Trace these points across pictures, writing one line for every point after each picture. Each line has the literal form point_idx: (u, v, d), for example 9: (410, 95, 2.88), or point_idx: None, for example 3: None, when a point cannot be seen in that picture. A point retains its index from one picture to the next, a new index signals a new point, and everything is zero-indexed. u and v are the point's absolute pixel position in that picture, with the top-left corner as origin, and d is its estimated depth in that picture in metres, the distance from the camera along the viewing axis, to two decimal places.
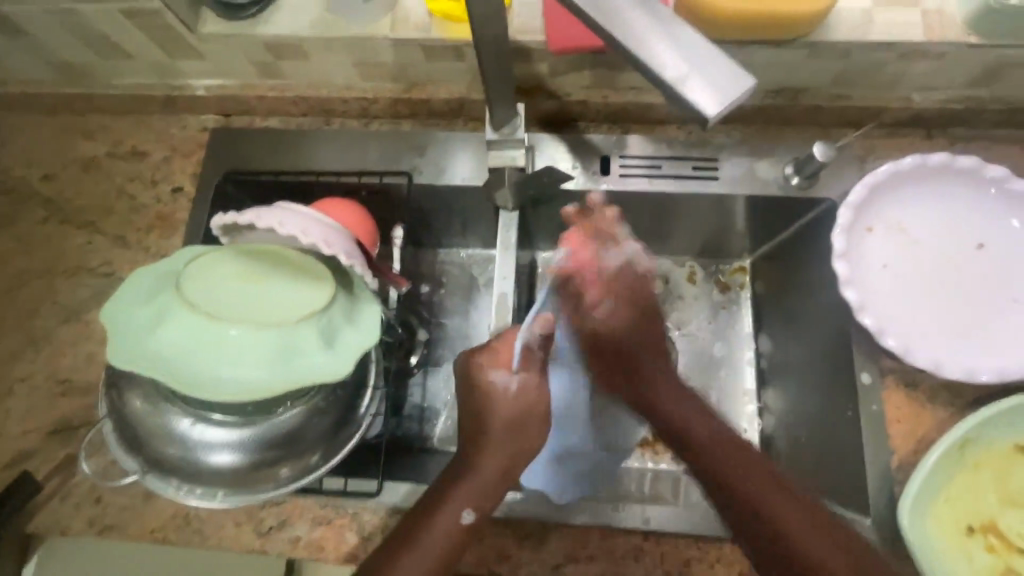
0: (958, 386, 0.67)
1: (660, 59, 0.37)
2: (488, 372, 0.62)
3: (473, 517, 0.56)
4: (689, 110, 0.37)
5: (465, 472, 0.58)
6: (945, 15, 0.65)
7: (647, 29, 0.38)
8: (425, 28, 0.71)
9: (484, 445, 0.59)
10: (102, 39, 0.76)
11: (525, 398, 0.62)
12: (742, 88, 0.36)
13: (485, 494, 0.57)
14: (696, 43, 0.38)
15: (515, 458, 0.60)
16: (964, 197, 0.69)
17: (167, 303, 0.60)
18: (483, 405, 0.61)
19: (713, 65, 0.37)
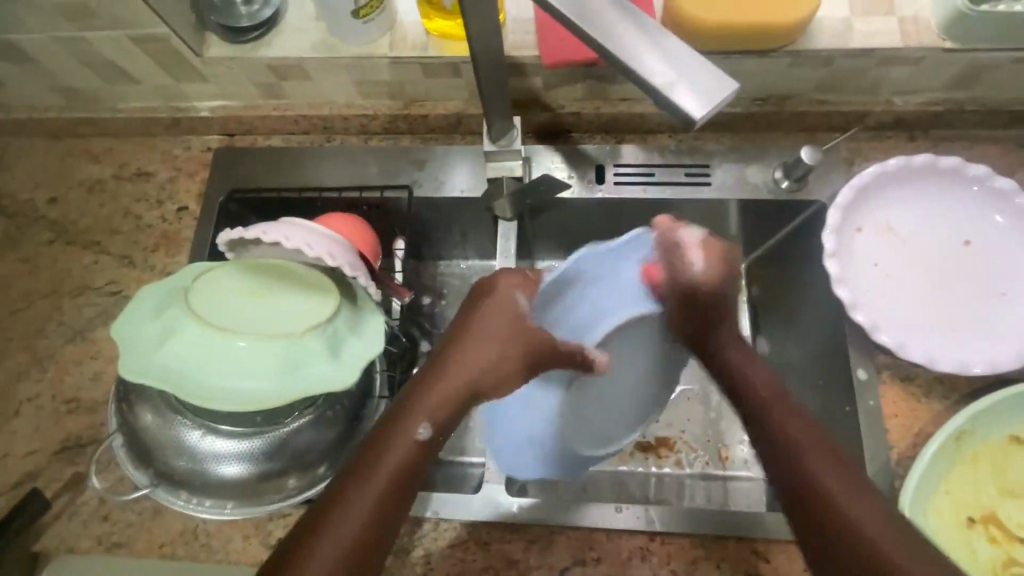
0: (952, 379, 0.68)
1: (649, 69, 0.39)
2: (523, 291, 0.58)
3: (430, 437, 0.50)
4: (676, 115, 0.39)
5: (434, 391, 0.52)
6: (920, 22, 0.67)
7: (636, 40, 0.40)
8: (422, 47, 0.74)
9: (463, 362, 0.54)
10: (109, 64, 0.78)
11: (521, 323, 0.56)
12: (726, 93, 0.38)
13: (450, 416, 0.52)
14: (681, 52, 0.39)
15: (494, 381, 0.54)
16: (948, 195, 0.71)
17: (175, 318, 0.61)
18: (480, 320, 0.56)
19: (698, 72, 0.39)
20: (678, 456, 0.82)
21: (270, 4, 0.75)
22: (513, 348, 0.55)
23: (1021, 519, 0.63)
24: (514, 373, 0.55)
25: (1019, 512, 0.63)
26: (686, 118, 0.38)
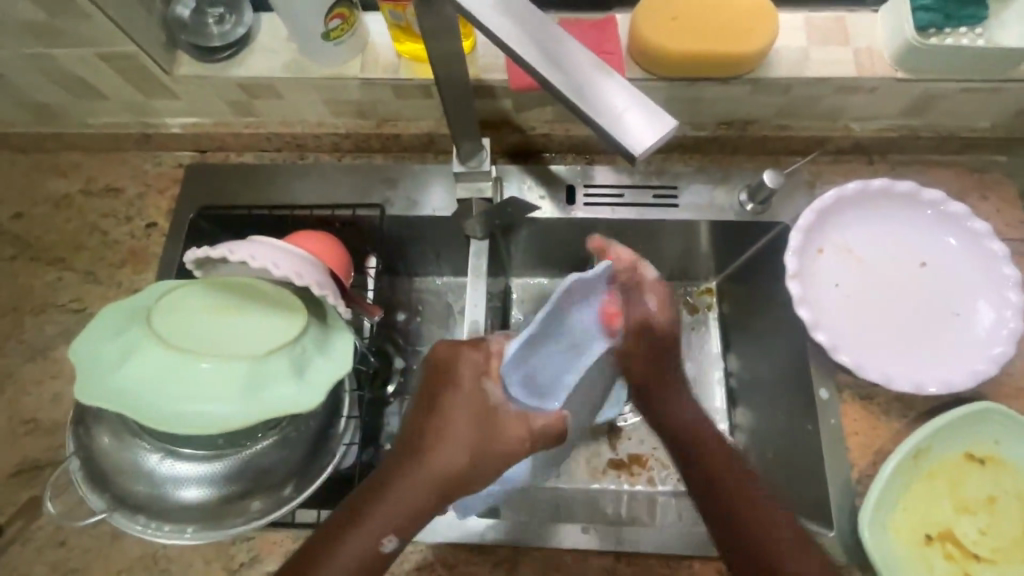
0: (909, 398, 0.69)
1: (594, 105, 0.40)
2: (486, 381, 0.59)
3: (393, 544, 0.53)
4: (619, 152, 0.39)
5: (404, 488, 0.55)
6: (875, 52, 0.70)
7: (582, 77, 0.41)
8: (393, 69, 0.75)
9: (429, 452, 0.57)
10: (76, 80, 0.78)
11: (488, 412, 0.58)
12: (665, 130, 0.38)
13: (418, 516, 0.54)
14: (626, 89, 0.40)
15: (454, 478, 0.56)
16: (905, 218, 0.74)
17: (138, 337, 0.61)
18: (449, 407, 0.58)
19: (640, 108, 0.39)
20: (651, 473, 0.83)
21: (242, 24, 0.76)
22: (480, 436, 0.57)
23: (977, 536, 0.64)
24: (477, 469, 0.57)
25: (974, 529, 0.64)
26: (626, 152, 0.38)
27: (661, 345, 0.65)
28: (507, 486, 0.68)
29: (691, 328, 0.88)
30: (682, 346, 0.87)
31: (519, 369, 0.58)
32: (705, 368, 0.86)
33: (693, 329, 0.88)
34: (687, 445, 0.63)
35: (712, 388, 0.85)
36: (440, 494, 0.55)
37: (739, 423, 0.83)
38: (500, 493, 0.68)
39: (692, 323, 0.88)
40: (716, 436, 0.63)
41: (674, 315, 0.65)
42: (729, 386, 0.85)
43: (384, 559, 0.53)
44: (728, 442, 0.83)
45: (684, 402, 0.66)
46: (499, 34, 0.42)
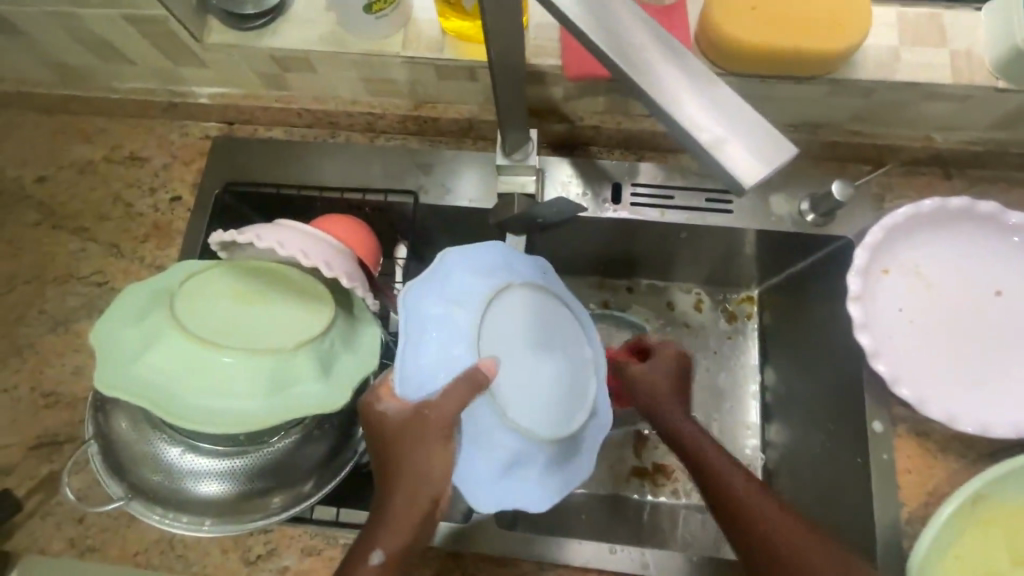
0: (969, 437, 0.65)
1: (696, 120, 0.35)
2: (376, 404, 0.52)
3: (383, 559, 0.48)
4: (725, 176, 0.34)
5: (379, 514, 0.49)
6: (973, 56, 0.63)
7: (680, 87, 0.36)
8: (437, 48, 0.69)
9: (393, 469, 0.50)
10: (102, 42, 0.73)
11: (406, 426, 0.50)
12: (783, 156, 0.33)
13: (401, 536, 0.48)
14: (733, 105, 0.35)
15: (417, 495, 0.49)
16: (984, 242, 0.67)
17: (159, 326, 0.58)
18: (378, 431, 0.51)
19: (749, 126, 0.34)
20: (676, 485, 0.80)
21: None
22: (413, 457, 0.49)
23: None
24: (432, 487, 0.49)
25: None
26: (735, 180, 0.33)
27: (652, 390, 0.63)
28: (504, 459, 0.51)
29: (727, 337, 0.84)
30: (716, 356, 0.83)
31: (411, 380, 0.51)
32: (740, 380, 0.82)
33: (730, 338, 0.84)
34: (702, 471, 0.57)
35: (748, 403, 0.82)
36: (420, 507, 0.48)
37: (770, 440, 0.79)
38: (511, 466, 0.51)
39: (729, 332, 0.84)
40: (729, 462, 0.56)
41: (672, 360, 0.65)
42: (765, 402, 0.81)
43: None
44: (757, 459, 0.79)
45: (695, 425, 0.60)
46: (583, 29, 0.37)
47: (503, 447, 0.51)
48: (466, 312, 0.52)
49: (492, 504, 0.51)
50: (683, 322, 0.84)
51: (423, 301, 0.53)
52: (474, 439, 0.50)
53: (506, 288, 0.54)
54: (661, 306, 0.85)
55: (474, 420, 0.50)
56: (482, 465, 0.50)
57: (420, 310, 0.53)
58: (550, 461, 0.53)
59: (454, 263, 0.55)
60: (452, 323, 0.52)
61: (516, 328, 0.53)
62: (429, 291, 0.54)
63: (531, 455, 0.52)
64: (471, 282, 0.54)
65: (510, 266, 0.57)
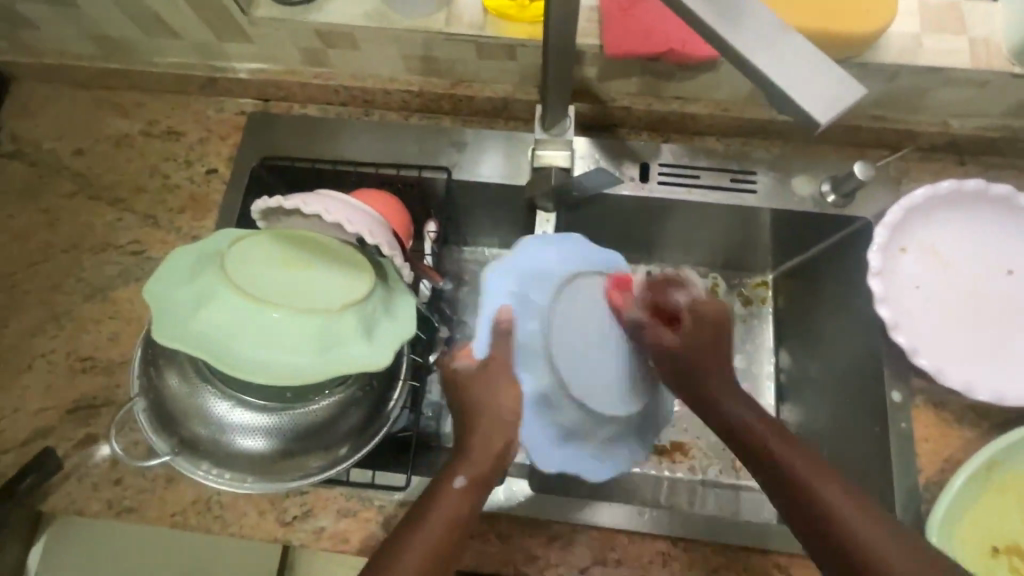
0: (984, 408, 0.68)
1: (771, 60, 0.36)
2: (450, 363, 0.60)
3: (466, 483, 0.53)
4: (797, 114, 0.35)
5: (459, 450, 0.56)
6: (992, 44, 0.66)
7: (755, 29, 0.37)
8: (479, 26, 0.72)
9: (471, 414, 0.58)
10: (149, 14, 0.75)
11: (483, 378, 0.58)
12: (853, 94, 0.35)
13: (482, 465, 0.54)
14: (806, 47, 0.36)
15: (494, 433, 0.56)
16: (999, 223, 0.71)
17: (209, 284, 0.59)
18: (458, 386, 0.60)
19: (820, 67, 0.36)
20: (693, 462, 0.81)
21: None
22: (489, 402, 0.58)
23: None
24: (506, 430, 0.57)
25: None
26: (808, 117, 0.35)
27: (716, 326, 0.61)
28: (562, 429, 0.64)
29: (743, 319, 0.87)
30: (732, 336, 0.86)
31: (483, 339, 0.61)
32: (756, 361, 0.84)
33: (744, 322, 0.87)
34: (784, 479, 0.52)
35: (763, 384, 0.84)
36: (499, 439, 0.56)
37: (786, 419, 0.82)
38: (564, 435, 0.65)
39: (745, 315, 0.87)
40: (781, 432, 0.55)
41: (710, 325, 0.61)
42: (779, 382, 0.84)
43: (467, 503, 0.53)
44: None
45: (744, 396, 0.58)
46: None
47: (559, 414, 0.64)
48: (538, 292, 0.66)
49: (547, 462, 0.64)
50: None
51: (501, 283, 0.65)
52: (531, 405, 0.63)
53: (580, 274, 0.67)
54: None
55: (539, 391, 0.64)
56: (544, 430, 0.64)
57: (497, 288, 0.65)
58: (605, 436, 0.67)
59: (531, 248, 0.67)
60: (523, 299, 0.65)
61: (581, 310, 0.66)
62: (506, 270, 0.66)
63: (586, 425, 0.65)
64: (546, 268, 0.67)
65: (579, 253, 0.68)
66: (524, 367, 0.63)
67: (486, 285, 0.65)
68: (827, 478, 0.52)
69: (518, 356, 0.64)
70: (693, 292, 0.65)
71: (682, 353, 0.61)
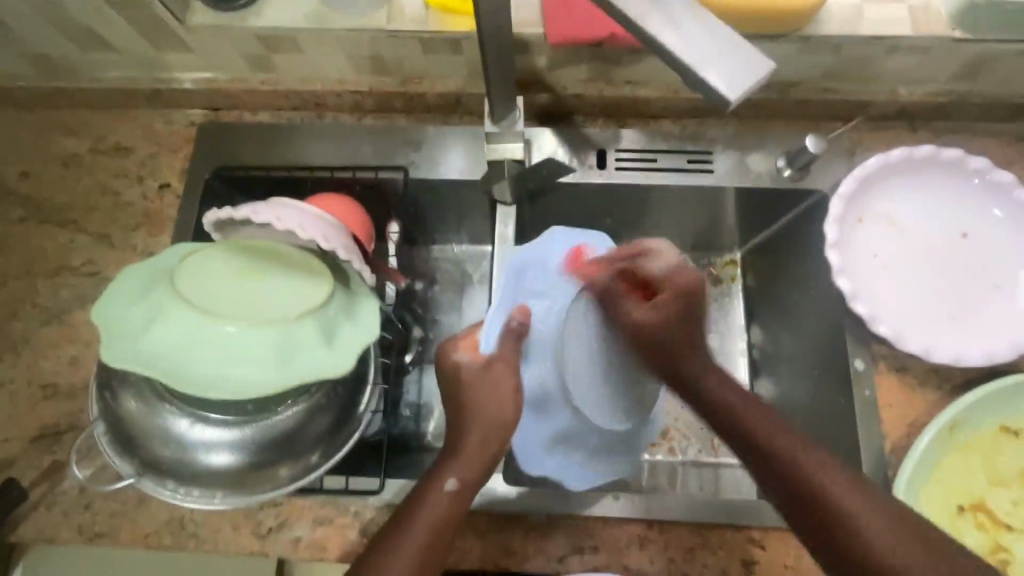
0: (945, 370, 0.69)
1: (682, 40, 0.36)
2: (452, 353, 0.62)
3: (458, 485, 0.54)
4: (710, 95, 0.36)
5: (450, 451, 0.57)
6: (930, 11, 0.67)
7: (666, 11, 0.37)
8: (422, 22, 0.71)
9: (468, 410, 0.58)
10: (84, 29, 0.73)
11: (483, 380, 0.60)
12: (763, 70, 0.35)
13: (473, 464, 0.56)
14: (717, 28, 0.36)
15: (485, 442, 0.57)
16: (950, 188, 0.71)
17: (161, 301, 0.58)
18: (457, 383, 0.60)
19: (731, 47, 0.36)
20: (671, 443, 0.82)
21: None
22: (487, 399, 0.59)
23: (1008, 506, 0.65)
24: (499, 434, 0.57)
25: (1005, 499, 0.65)
26: (719, 96, 0.35)
27: (688, 298, 0.59)
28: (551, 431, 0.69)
29: (714, 299, 0.88)
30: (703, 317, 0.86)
31: (491, 337, 0.63)
32: (729, 339, 0.85)
33: (716, 301, 0.87)
34: (719, 413, 0.55)
35: (736, 360, 0.85)
36: (495, 436, 0.57)
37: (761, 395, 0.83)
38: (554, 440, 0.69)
39: (716, 294, 0.88)
40: (741, 397, 0.54)
41: (679, 281, 0.60)
42: (752, 358, 0.85)
43: (458, 505, 0.54)
44: None
45: (716, 374, 0.56)
46: None
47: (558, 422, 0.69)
48: (560, 296, 0.68)
49: (533, 465, 0.69)
50: None
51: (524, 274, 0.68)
52: (540, 403, 0.68)
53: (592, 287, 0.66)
54: None
55: (540, 387, 0.68)
56: (538, 426, 0.69)
57: (519, 291, 0.67)
58: (591, 443, 0.69)
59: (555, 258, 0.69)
60: (551, 291, 0.68)
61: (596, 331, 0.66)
62: (529, 275, 0.68)
63: (575, 436, 0.69)
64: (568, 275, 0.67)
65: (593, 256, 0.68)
66: (533, 358, 0.67)
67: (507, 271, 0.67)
68: (776, 427, 0.53)
69: (532, 349, 0.67)
70: (670, 260, 0.60)
71: (655, 335, 0.59)
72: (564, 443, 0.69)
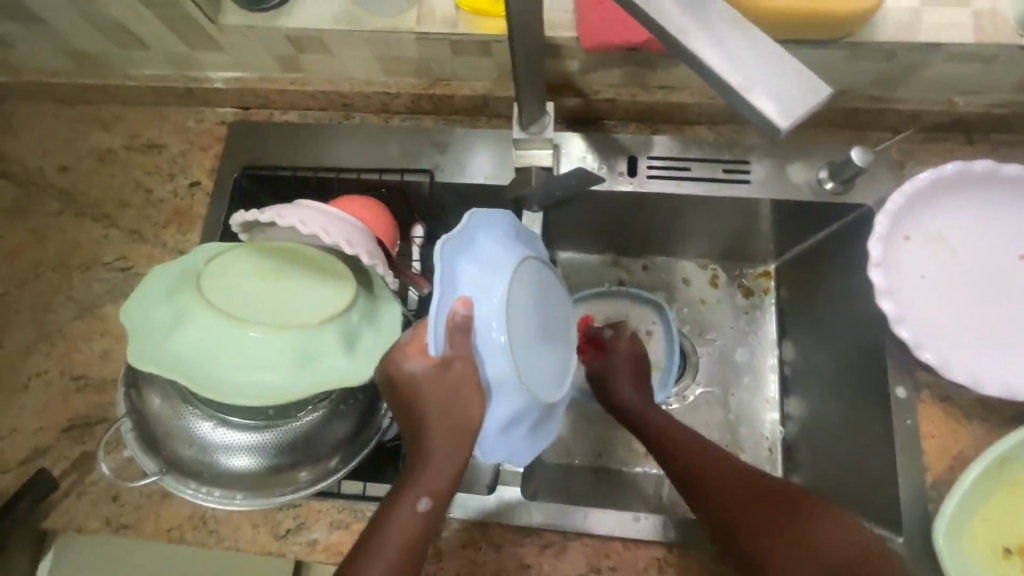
0: (994, 402, 0.65)
1: (729, 62, 0.34)
2: (403, 363, 0.54)
3: (430, 505, 0.51)
4: (758, 121, 0.33)
5: (419, 466, 0.52)
6: (997, 16, 0.62)
7: (710, 32, 0.35)
8: (452, 23, 0.70)
9: (427, 418, 0.52)
10: (120, 28, 0.74)
11: (443, 384, 0.51)
12: (819, 94, 0.32)
13: (440, 481, 0.51)
14: (768, 47, 0.34)
15: (452, 452, 0.51)
16: (1008, 206, 0.67)
17: (187, 303, 0.59)
18: (415, 387, 0.53)
19: (783, 69, 0.33)
20: None
21: None
22: (452, 407, 0.51)
23: None
24: (466, 439, 0.51)
25: None
26: (770, 124, 0.33)
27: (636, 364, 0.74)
28: (509, 423, 0.54)
29: (745, 312, 0.85)
30: (733, 330, 0.84)
31: (438, 336, 0.51)
32: (758, 355, 0.83)
33: (746, 314, 0.85)
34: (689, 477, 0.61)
35: (766, 377, 0.82)
36: (458, 449, 0.51)
37: (790, 413, 0.80)
38: (513, 431, 0.55)
39: (746, 307, 0.85)
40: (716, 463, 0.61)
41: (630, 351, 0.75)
42: (783, 375, 0.82)
43: (430, 524, 0.52)
44: (778, 433, 0.80)
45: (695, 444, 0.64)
46: None
47: (523, 412, 0.54)
48: (503, 275, 0.54)
49: (491, 458, 0.56)
50: (698, 298, 0.85)
51: (458, 259, 0.54)
52: (500, 394, 0.53)
53: (528, 261, 0.57)
54: (676, 283, 0.86)
55: (502, 381, 0.53)
56: (498, 422, 0.54)
57: (452, 273, 0.53)
58: (544, 423, 0.58)
59: (481, 234, 0.56)
60: (495, 271, 0.54)
61: (535, 306, 0.57)
62: (461, 256, 0.54)
63: (533, 421, 0.56)
64: (502, 249, 0.56)
65: (518, 234, 0.59)
66: (484, 345, 0.52)
67: (443, 257, 0.53)
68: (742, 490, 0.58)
69: (478, 342, 0.52)
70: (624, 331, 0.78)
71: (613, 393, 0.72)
72: (524, 428, 0.56)
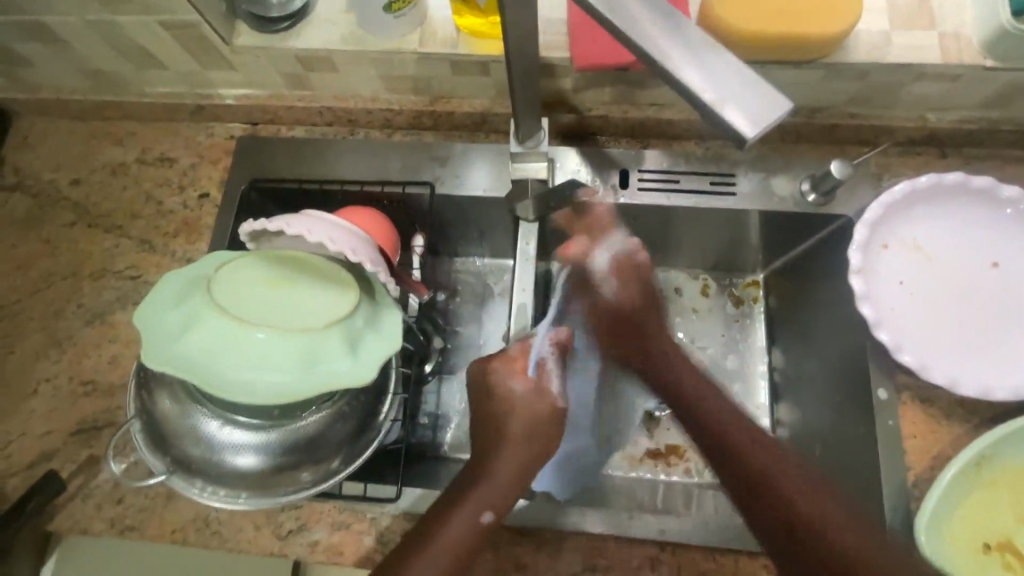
0: (972, 403, 0.68)
1: (702, 79, 0.38)
2: (506, 380, 0.67)
3: (491, 519, 0.58)
4: (727, 132, 0.37)
5: (483, 481, 0.61)
6: (962, 39, 0.66)
7: (683, 52, 0.39)
8: (452, 45, 0.74)
9: (505, 440, 0.64)
10: (137, 48, 0.78)
11: (533, 408, 0.66)
12: (781, 108, 0.36)
13: (502, 495, 0.60)
14: (737, 66, 0.38)
15: (522, 472, 0.62)
16: (981, 216, 0.70)
17: (197, 307, 0.61)
18: (499, 409, 0.66)
19: (749, 87, 0.38)
20: (688, 463, 0.81)
21: None
22: (531, 433, 0.65)
23: None
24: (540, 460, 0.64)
25: None
26: (738, 135, 0.37)
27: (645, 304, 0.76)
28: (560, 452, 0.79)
29: (735, 320, 0.87)
30: (723, 338, 0.86)
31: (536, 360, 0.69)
32: (748, 362, 0.85)
33: (737, 321, 0.87)
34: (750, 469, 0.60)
35: (755, 383, 0.84)
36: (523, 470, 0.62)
37: (780, 418, 0.82)
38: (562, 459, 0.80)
39: (737, 316, 0.87)
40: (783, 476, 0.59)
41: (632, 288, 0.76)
42: (773, 381, 0.84)
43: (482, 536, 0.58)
44: None
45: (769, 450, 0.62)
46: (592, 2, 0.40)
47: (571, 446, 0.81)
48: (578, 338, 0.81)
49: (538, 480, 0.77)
50: (689, 307, 0.88)
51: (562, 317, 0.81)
52: None
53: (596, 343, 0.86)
54: (669, 293, 0.88)
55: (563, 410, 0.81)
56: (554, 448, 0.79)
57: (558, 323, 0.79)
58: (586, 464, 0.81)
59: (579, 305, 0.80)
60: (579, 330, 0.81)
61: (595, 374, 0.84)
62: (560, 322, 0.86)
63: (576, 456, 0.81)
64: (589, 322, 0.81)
65: None
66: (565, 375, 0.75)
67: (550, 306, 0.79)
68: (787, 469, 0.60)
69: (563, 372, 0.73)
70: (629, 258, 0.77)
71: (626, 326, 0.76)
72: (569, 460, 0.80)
